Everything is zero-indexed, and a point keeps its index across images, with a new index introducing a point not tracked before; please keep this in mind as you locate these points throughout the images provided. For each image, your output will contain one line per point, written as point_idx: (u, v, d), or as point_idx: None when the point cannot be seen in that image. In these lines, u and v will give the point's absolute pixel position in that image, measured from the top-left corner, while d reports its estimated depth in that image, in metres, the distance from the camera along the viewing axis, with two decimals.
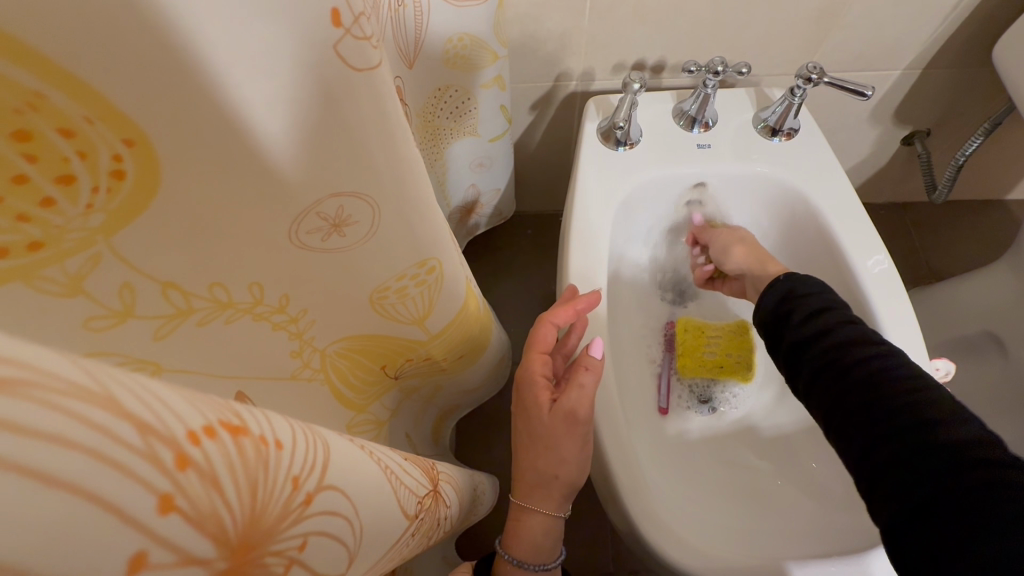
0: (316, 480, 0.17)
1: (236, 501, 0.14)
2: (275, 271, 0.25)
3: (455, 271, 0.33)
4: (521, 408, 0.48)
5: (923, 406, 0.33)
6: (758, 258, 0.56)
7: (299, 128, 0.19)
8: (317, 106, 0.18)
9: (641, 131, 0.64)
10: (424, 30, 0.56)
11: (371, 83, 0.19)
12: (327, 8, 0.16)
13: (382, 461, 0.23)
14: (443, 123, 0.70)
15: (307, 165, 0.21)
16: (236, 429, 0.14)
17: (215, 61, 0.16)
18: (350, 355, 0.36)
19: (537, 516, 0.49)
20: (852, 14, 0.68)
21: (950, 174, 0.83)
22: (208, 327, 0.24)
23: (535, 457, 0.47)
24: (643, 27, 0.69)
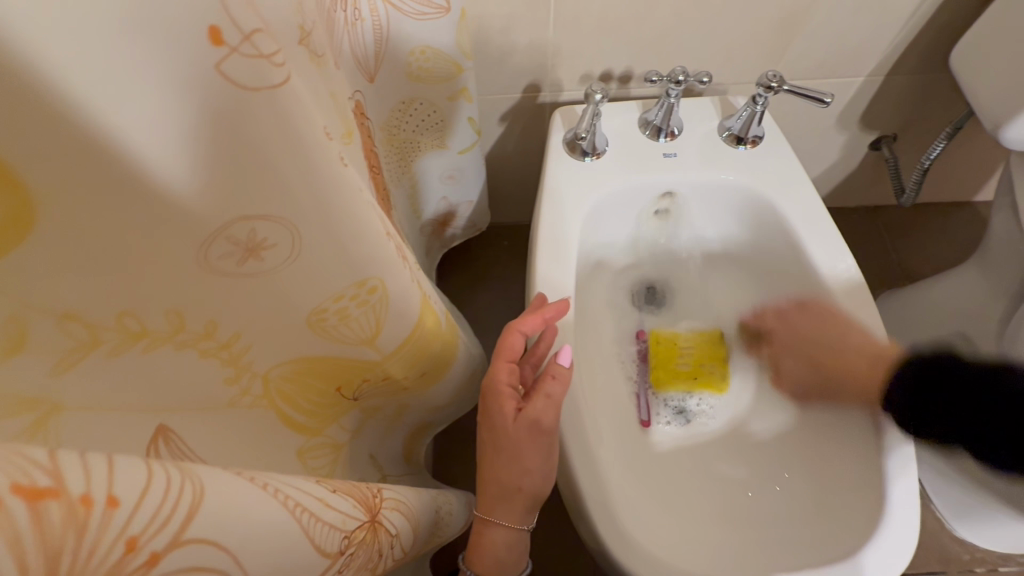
0: (169, 536, 0.16)
1: (26, 570, 0.13)
2: (194, 297, 0.24)
3: (404, 290, 0.33)
4: (484, 417, 0.46)
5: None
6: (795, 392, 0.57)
7: (192, 147, 0.19)
8: (208, 124, 0.18)
9: (607, 141, 0.63)
10: (384, 44, 0.56)
11: (272, 103, 0.18)
12: (204, 27, 0.16)
13: (291, 498, 0.21)
14: (410, 136, 0.69)
15: (206, 186, 0.20)
16: (42, 492, 0.13)
17: (77, 85, 0.15)
18: (296, 378, 0.34)
19: (503, 530, 0.48)
20: (813, 22, 0.69)
21: (916, 177, 0.84)
22: (120, 358, 0.23)
23: (498, 469, 0.45)
24: (608, 38, 0.69)
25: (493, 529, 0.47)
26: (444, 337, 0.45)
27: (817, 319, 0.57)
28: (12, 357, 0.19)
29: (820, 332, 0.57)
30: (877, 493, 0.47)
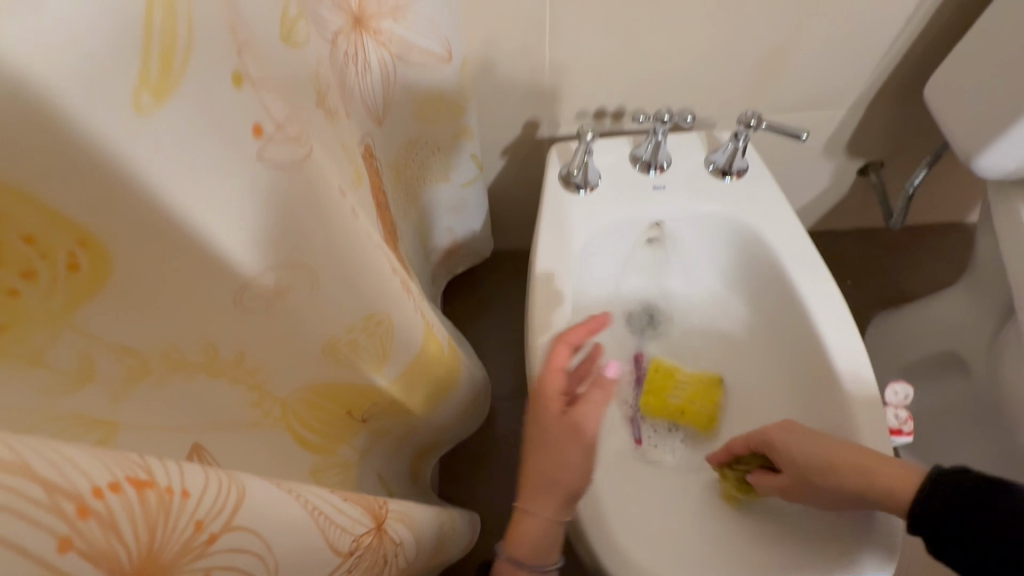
0: (224, 522, 0.20)
1: (132, 540, 0.17)
2: (227, 334, 0.28)
3: (408, 322, 0.37)
4: (531, 414, 0.50)
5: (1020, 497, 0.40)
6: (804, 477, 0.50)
7: (235, 214, 0.22)
8: (249, 193, 0.22)
9: (599, 175, 0.67)
10: (392, 91, 0.62)
11: (297, 171, 0.23)
12: (249, 123, 0.21)
13: (311, 503, 0.25)
14: (416, 172, 0.74)
15: (245, 244, 0.23)
16: (143, 482, 0.18)
17: (151, 175, 0.19)
18: (311, 402, 0.38)
19: (540, 533, 0.47)
20: (792, 61, 0.73)
21: (901, 204, 0.87)
22: (165, 385, 0.27)
23: (538, 461, 0.47)
24: (600, 78, 0.74)
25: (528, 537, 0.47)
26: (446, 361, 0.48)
27: (802, 340, 0.60)
28: (80, 386, 0.23)
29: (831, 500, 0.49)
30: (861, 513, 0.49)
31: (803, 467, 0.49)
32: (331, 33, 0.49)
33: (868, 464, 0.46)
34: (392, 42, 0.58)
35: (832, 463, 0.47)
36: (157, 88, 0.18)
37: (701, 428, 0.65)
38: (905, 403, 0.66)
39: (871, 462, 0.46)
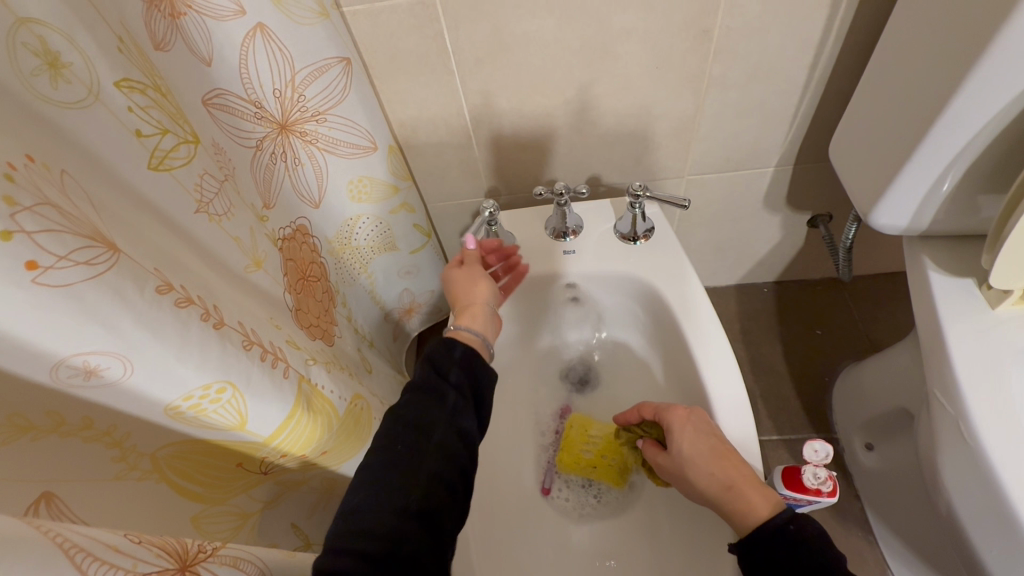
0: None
1: None
2: (63, 397, 0.32)
3: (259, 386, 0.44)
4: (458, 279, 0.64)
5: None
6: (702, 450, 0.52)
7: (20, 321, 0.28)
8: (35, 304, 0.28)
9: (515, 240, 0.73)
10: (326, 181, 0.70)
11: (78, 290, 0.29)
12: (23, 260, 0.27)
13: (66, 539, 0.29)
14: (362, 244, 0.81)
15: (40, 340, 0.29)
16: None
17: None
18: (184, 455, 0.42)
19: (419, 489, 0.46)
20: (703, 128, 0.79)
21: (841, 256, 0.87)
22: (8, 447, 0.30)
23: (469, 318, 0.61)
24: (525, 152, 0.83)
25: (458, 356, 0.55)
26: (325, 411, 0.55)
27: (698, 398, 0.62)
28: None
29: (709, 499, 0.51)
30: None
31: (683, 453, 0.53)
32: (255, 141, 0.58)
33: (731, 471, 0.50)
34: (318, 140, 0.67)
35: (718, 454, 0.51)
36: None
37: (611, 484, 0.68)
38: (826, 462, 0.65)
39: (730, 463, 0.51)
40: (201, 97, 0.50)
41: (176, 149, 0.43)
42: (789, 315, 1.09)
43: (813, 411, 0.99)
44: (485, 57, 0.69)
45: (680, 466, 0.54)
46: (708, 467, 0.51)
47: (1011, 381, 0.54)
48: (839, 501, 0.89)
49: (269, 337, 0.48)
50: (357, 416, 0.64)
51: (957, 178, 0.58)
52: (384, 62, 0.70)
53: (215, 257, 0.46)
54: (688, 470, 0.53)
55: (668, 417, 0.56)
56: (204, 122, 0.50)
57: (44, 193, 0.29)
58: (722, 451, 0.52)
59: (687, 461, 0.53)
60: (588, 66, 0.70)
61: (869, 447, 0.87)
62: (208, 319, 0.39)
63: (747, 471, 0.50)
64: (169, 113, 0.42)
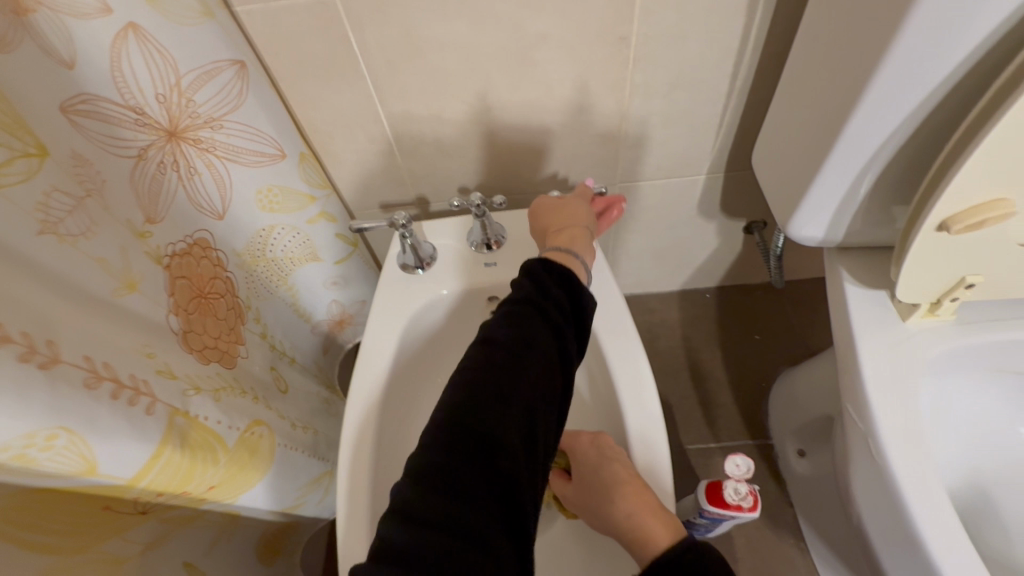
0: None
1: None
2: None
3: (108, 425, 0.40)
4: (567, 206, 0.65)
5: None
6: (604, 478, 0.51)
7: None
8: None
9: (435, 252, 0.70)
10: (230, 191, 0.66)
11: None
12: None
13: None
14: (280, 257, 0.77)
15: None
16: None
17: None
18: (24, 507, 0.37)
19: (514, 408, 0.45)
20: (630, 136, 0.77)
21: (772, 263, 0.87)
22: None
23: (569, 237, 0.61)
24: (452, 159, 0.80)
25: (556, 272, 0.54)
26: (211, 440, 0.52)
27: (616, 416, 0.61)
28: None
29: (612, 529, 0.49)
30: None
31: (585, 477, 0.53)
32: (136, 150, 0.53)
33: (631, 497, 0.49)
34: (216, 148, 0.62)
35: (617, 480, 0.50)
36: None
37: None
38: (747, 476, 0.64)
39: (631, 487, 0.49)
40: (60, 103, 0.45)
41: (9, 164, 0.39)
42: (731, 321, 1.09)
43: (750, 416, 0.99)
44: (399, 61, 0.66)
45: (583, 496, 0.53)
46: (610, 494, 0.50)
47: (917, 395, 0.54)
48: (773, 507, 0.89)
49: (131, 370, 0.44)
50: (258, 440, 0.61)
51: (867, 191, 0.57)
52: (292, 66, 0.66)
53: (65, 282, 0.42)
54: (590, 500, 0.52)
55: (573, 442, 0.56)
56: (62, 132, 0.45)
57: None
58: (624, 476, 0.51)
59: (589, 490, 0.52)
60: (509, 73, 0.68)
61: (801, 452, 0.87)
62: (31, 358, 0.36)
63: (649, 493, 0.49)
64: (2, 125, 0.38)
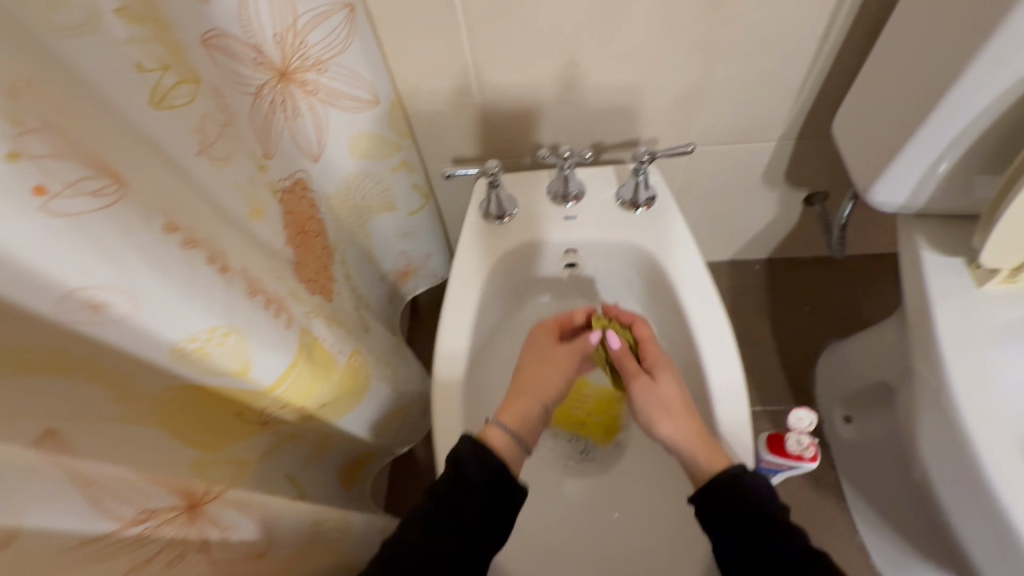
0: None
1: None
2: (66, 334, 0.31)
3: (263, 332, 0.44)
4: (540, 356, 0.64)
5: (822, 556, 0.46)
6: (681, 399, 0.59)
7: (30, 253, 0.26)
8: (48, 237, 0.26)
9: (517, 203, 0.73)
10: (326, 132, 0.69)
11: (84, 223, 0.28)
12: (30, 187, 0.25)
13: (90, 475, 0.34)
14: (361, 202, 0.82)
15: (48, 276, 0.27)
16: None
17: None
18: (185, 401, 0.43)
19: None
20: (707, 99, 0.78)
21: (835, 233, 0.89)
22: (10, 384, 0.30)
23: (522, 399, 0.61)
24: (530, 116, 0.82)
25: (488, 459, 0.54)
26: (332, 366, 0.56)
27: (692, 366, 0.64)
28: None
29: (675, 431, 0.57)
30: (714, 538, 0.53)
31: (663, 383, 0.60)
32: (255, 88, 0.56)
33: (694, 424, 0.57)
34: (319, 91, 0.65)
35: (684, 406, 0.59)
36: None
37: (597, 440, 0.70)
38: (809, 430, 0.68)
39: (693, 415, 0.58)
40: (201, 35, 0.48)
41: (178, 88, 0.41)
42: (779, 292, 1.11)
43: (796, 384, 1.02)
44: (494, 13, 0.67)
45: (653, 394, 0.60)
46: (681, 413, 0.58)
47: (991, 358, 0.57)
48: (817, 470, 0.92)
49: (273, 286, 0.48)
50: (366, 372, 0.65)
51: (953, 162, 0.59)
52: (390, 13, 0.68)
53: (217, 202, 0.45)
54: (661, 403, 0.59)
55: (660, 356, 0.62)
56: (204, 63, 0.48)
57: (49, 113, 0.27)
58: (683, 404, 0.59)
59: (666, 399, 0.59)
60: (600, 29, 0.69)
61: (848, 419, 0.91)
62: (214, 263, 0.38)
63: (704, 430, 0.56)
64: (170, 48, 0.40)
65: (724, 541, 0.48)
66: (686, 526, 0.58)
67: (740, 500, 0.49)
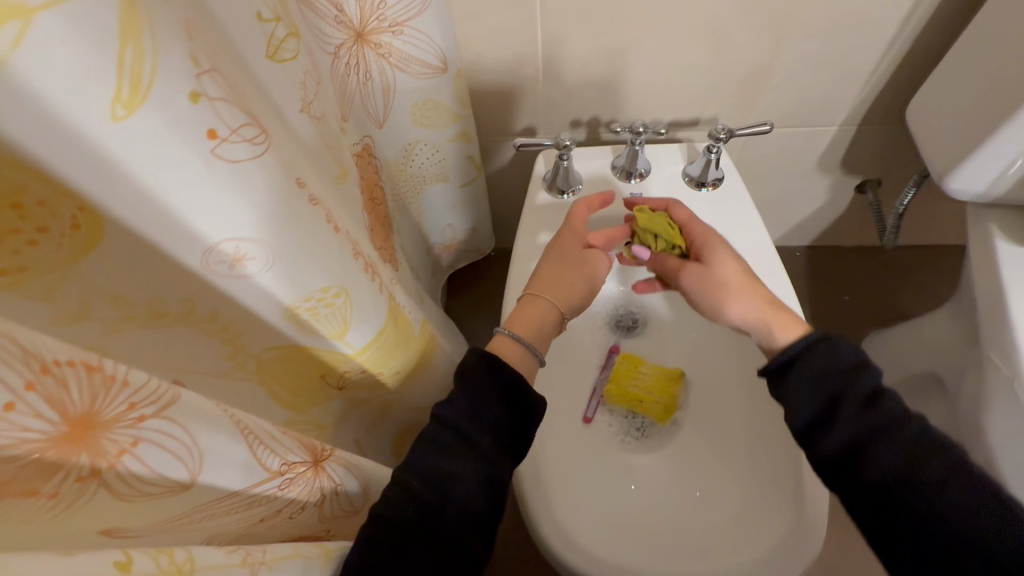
0: (152, 409, 0.25)
1: (77, 397, 0.22)
2: (202, 292, 0.32)
3: (363, 296, 0.43)
4: (560, 264, 0.62)
5: (898, 432, 0.45)
6: (740, 271, 0.60)
7: (193, 194, 0.26)
8: (209, 181, 0.26)
9: (581, 178, 0.72)
10: (392, 96, 0.68)
11: (241, 171, 0.27)
12: (206, 128, 0.25)
13: (245, 426, 0.32)
14: (417, 171, 0.81)
15: (203, 218, 0.27)
16: (93, 367, 0.23)
17: (125, 161, 0.23)
18: (284, 363, 0.44)
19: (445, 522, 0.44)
20: (775, 80, 0.77)
21: (891, 222, 0.88)
22: (151, 329, 0.31)
23: (536, 309, 0.59)
24: (591, 90, 0.80)
25: (501, 376, 0.50)
26: (411, 336, 0.56)
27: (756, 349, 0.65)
28: (78, 322, 0.26)
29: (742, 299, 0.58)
30: (792, 512, 0.53)
31: (715, 261, 0.61)
32: (334, 47, 0.55)
33: (756, 294, 0.58)
34: (391, 54, 0.64)
35: (741, 276, 0.60)
36: (129, 102, 0.21)
37: (655, 417, 0.72)
38: None
39: (752, 284, 0.59)
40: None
41: (286, 41, 0.40)
42: (819, 280, 1.10)
43: None
44: None
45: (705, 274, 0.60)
46: (739, 284, 0.59)
47: None
48: None
49: (366, 250, 0.47)
50: (435, 346, 0.65)
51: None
52: None
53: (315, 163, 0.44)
54: (719, 278, 0.60)
55: (706, 236, 0.63)
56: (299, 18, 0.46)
57: (217, 59, 0.26)
58: (741, 273, 0.60)
59: (722, 278, 0.60)
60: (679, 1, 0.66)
61: None
62: (330, 223, 0.38)
63: (769, 298, 0.58)
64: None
65: (801, 414, 0.49)
66: (755, 502, 0.59)
67: (819, 368, 0.50)
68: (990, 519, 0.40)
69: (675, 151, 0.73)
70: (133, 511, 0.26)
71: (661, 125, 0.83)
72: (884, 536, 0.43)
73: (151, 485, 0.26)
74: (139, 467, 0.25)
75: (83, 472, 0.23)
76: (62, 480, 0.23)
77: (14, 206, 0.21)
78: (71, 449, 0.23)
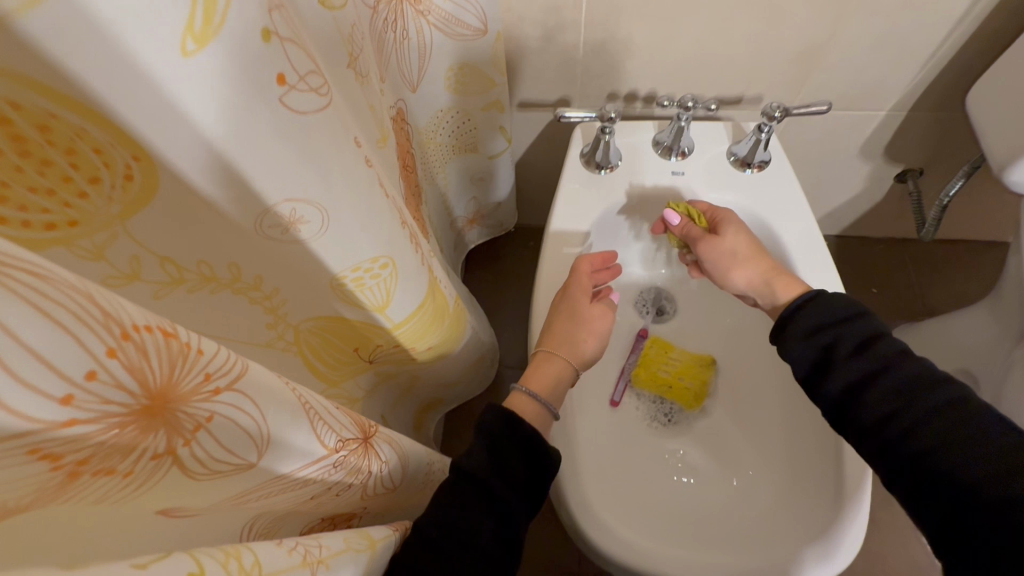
0: (228, 380, 0.23)
1: (157, 368, 0.20)
2: (247, 257, 0.32)
3: (408, 269, 0.41)
4: (569, 316, 0.59)
5: (891, 373, 0.46)
6: (749, 244, 0.60)
7: (256, 149, 0.23)
8: (271, 132, 0.24)
9: (621, 154, 0.68)
10: (428, 57, 0.65)
11: (305, 124, 0.25)
12: (275, 73, 0.23)
13: (304, 398, 0.29)
14: (446, 140, 0.78)
15: (263, 177, 0.25)
16: (169, 333, 0.21)
17: (189, 106, 0.20)
18: (319, 332, 0.44)
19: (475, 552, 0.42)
20: (829, 58, 0.73)
21: (934, 214, 0.85)
22: (195, 293, 0.31)
23: (548, 365, 0.57)
24: (633, 62, 0.76)
25: (520, 428, 0.49)
26: (448, 314, 0.54)
27: None
28: (128, 282, 0.27)
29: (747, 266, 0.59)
30: (828, 501, 0.52)
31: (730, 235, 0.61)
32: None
33: (761, 263, 0.59)
34: (430, 12, 0.60)
35: (754, 249, 0.60)
36: (200, 36, 0.19)
37: (684, 404, 0.71)
38: None
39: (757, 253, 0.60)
40: None
41: None
42: (848, 271, 1.08)
43: None
44: None
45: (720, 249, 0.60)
46: (747, 255, 0.60)
47: None
48: None
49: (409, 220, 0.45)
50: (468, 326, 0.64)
51: None
52: None
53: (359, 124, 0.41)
54: (731, 253, 0.60)
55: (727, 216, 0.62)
56: None
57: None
58: (751, 246, 0.60)
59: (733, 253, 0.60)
60: None
61: None
62: (382, 189, 0.36)
63: (772, 267, 0.59)
64: None
65: (799, 365, 0.51)
66: (790, 498, 0.58)
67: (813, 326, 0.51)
68: (984, 448, 0.40)
69: (720, 130, 0.70)
70: (195, 485, 0.25)
71: (704, 101, 0.80)
72: (895, 478, 0.44)
73: (220, 463, 0.24)
74: (210, 448, 0.23)
75: (159, 449, 0.22)
76: (136, 458, 0.21)
77: (48, 162, 0.20)
78: (150, 424, 0.21)
